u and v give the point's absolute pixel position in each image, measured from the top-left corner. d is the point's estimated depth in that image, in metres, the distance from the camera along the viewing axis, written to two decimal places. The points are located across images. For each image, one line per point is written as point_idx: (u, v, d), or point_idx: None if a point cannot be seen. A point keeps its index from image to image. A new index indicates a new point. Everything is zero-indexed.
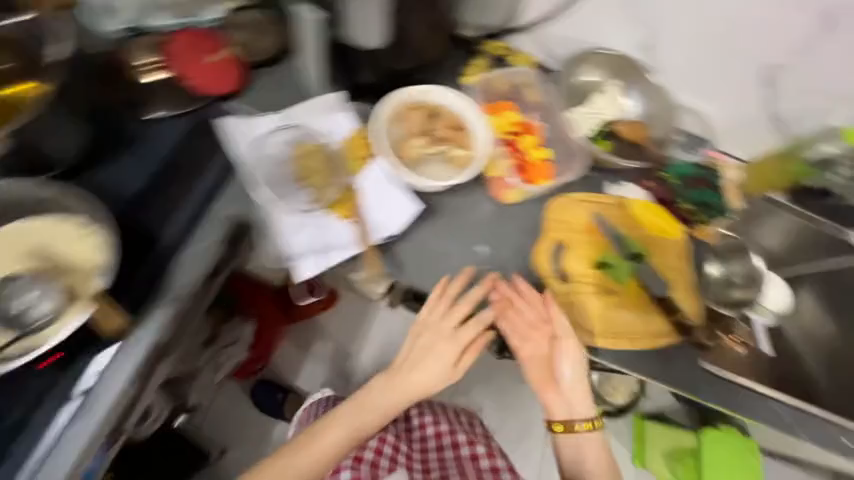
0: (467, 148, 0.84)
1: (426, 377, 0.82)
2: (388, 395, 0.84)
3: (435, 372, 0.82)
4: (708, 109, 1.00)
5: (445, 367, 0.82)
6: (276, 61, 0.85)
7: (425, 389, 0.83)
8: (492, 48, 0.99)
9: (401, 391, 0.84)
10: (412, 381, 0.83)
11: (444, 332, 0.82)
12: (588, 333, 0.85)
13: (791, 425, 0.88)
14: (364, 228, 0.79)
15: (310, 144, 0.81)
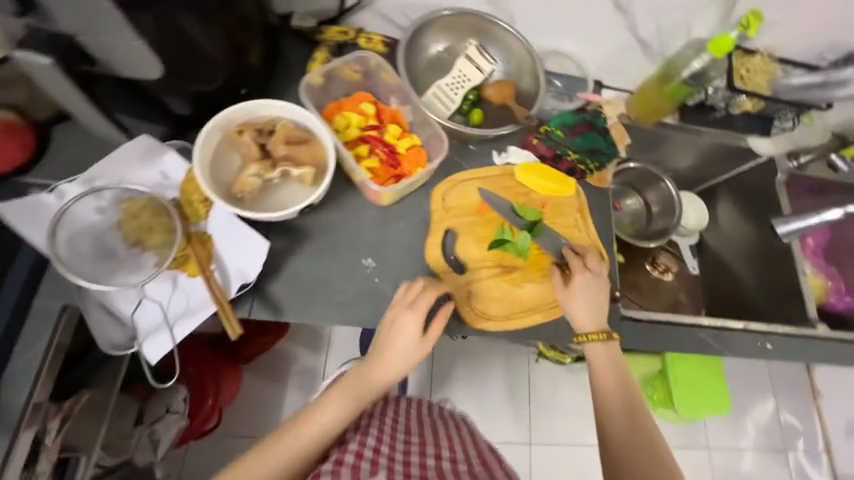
0: (309, 164, 0.71)
1: (402, 353, 0.70)
2: (371, 369, 0.70)
3: (408, 347, 0.70)
4: (575, 49, 0.96)
5: (412, 339, 0.69)
6: (60, 120, 0.73)
7: (405, 363, 0.70)
8: (332, 36, 0.89)
9: (379, 370, 0.70)
10: (392, 360, 0.70)
11: (399, 321, 0.71)
12: (478, 323, 0.79)
13: (723, 341, 0.90)
14: (224, 276, 0.70)
15: (135, 201, 0.71)
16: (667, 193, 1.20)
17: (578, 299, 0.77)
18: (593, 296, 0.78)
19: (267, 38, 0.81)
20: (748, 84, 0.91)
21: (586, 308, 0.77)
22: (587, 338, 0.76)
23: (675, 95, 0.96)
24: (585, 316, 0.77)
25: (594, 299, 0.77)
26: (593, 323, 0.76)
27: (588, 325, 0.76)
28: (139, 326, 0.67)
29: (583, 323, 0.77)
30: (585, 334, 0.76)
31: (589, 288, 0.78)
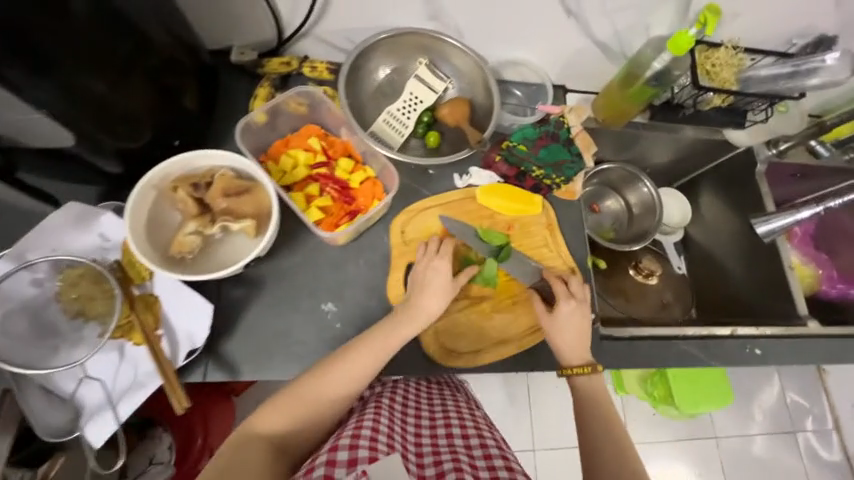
0: (251, 216, 0.67)
1: (441, 288, 0.73)
2: (412, 316, 0.70)
3: (444, 283, 0.73)
4: (533, 57, 0.90)
5: (445, 280, 0.73)
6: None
7: (444, 299, 0.72)
8: (273, 68, 0.84)
9: (420, 309, 0.71)
10: (433, 298, 0.72)
11: (393, 324, 0.70)
12: (449, 360, 0.76)
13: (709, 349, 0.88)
14: (172, 343, 0.66)
15: (69, 274, 0.66)
16: (647, 195, 1.14)
17: (565, 327, 0.75)
18: (579, 324, 0.75)
19: (203, 80, 0.76)
20: (715, 80, 0.87)
21: (572, 337, 0.74)
22: (573, 371, 0.73)
23: (639, 97, 0.91)
24: (569, 347, 0.74)
25: (579, 329, 0.75)
26: (579, 355, 0.74)
27: (573, 358, 0.74)
28: (87, 404, 0.63)
29: (568, 356, 0.74)
30: (569, 367, 0.73)
31: (574, 318, 0.75)
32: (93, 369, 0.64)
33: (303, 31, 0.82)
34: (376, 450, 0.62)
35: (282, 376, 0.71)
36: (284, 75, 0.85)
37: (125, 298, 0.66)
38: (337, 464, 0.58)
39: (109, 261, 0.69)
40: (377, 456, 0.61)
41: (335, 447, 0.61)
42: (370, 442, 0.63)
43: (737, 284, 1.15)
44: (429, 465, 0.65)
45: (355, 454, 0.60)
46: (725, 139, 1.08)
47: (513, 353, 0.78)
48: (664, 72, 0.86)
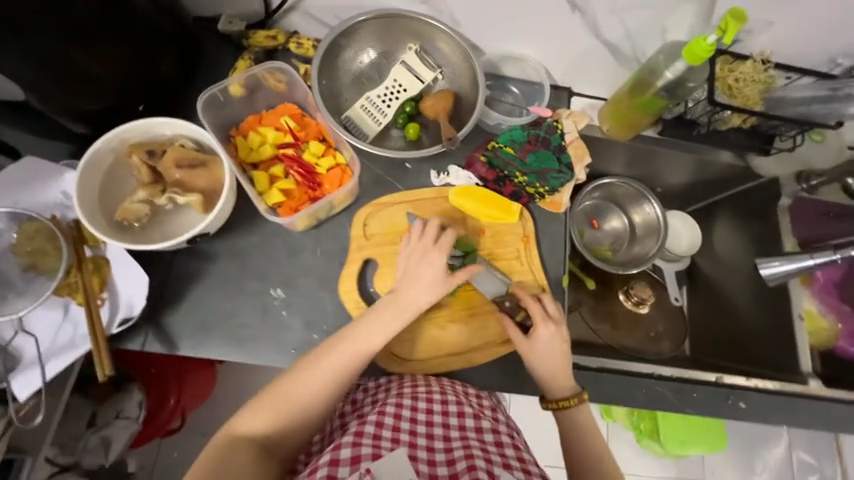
0: (200, 192, 0.66)
1: (429, 271, 0.70)
2: (397, 303, 0.68)
3: (432, 270, 0.70)
4: (533, 53, 0.83)
5: (435, 269, 0.70)
6: None
7: (431, 287, 0.69)
8: (255, 39, 0.80)
9: (406, 297, 0.69)
10: (417, 286, 0.69)
11: (386, 313, 0.68)
12: (386, 362, 0.74)
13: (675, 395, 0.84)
14: (113, 308, 0.66)
15: (30, 225, 0.66)
16: (652, 216, 1.02)
17: (543, 355, 0.71)
18: (557, 352, 0.72)
19: (180, 47, 0.74)
20: (736, 98, 0.78)
21: (551, 367, 0.71)
22: (558, 404, 0.71)
23: (648, 108, 0.83)
24: (551, 379, 0.72)
25: (558, 357, 0.72)
26: (563, 387, 0.72)
27: (558, 391, 0.72)
28: (25, 356, 0.64)
29: (553, 388, 0.72)
30: (554, 401, 0.72)
31: (550, 345, 0.71)
32: (36, 323, 0.65)
33: (290, 4, 0.78)
34: (381, 445, 0.60)
35: (221, 356, 0.70)
36: (269, 49, 0.81)
37: (74, 258, 0.66)
38: (340, 464, 0.57)
39: (68, 219, 0.68)
40: (381, 453, 0.60)
41: (338, 445, 0.60)
42: (374, 436, 0.61)
43: (746, 328, 1.03)
44: (439, 451, 0.62)
45: (357, 451, 0.59)
46: (746, 165, 0.98)
47: (461, 367, 0.75)
48: (678, 84, 0.78)
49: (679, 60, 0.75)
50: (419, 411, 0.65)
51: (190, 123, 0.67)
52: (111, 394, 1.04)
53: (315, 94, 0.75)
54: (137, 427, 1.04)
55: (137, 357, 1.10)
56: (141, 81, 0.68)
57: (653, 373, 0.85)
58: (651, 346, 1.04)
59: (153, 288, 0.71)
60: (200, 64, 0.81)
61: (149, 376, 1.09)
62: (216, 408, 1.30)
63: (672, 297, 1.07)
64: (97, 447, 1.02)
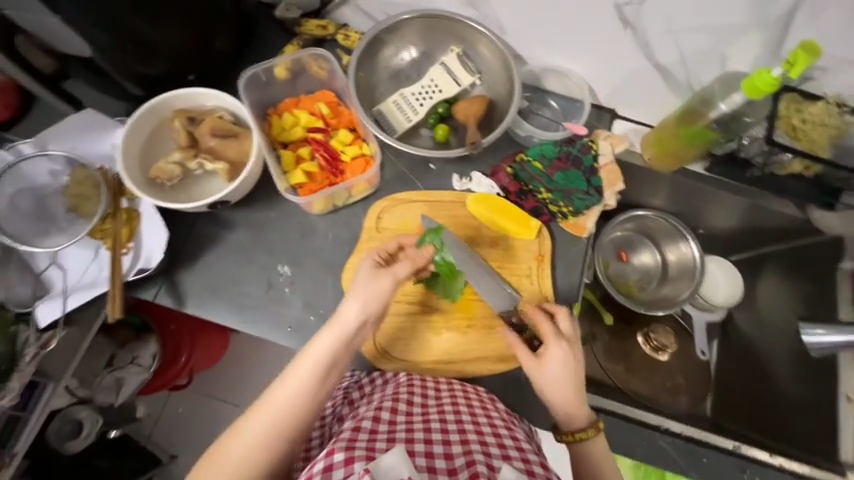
0: (229, 161, 0.71)
1: (368, 286, 0.64)
2: (333, 326, 0.62)
3: (373, 285, 0.64)
4: (578, 69, 0.80)
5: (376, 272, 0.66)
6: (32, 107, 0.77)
7: (368, 304, 0.64)
8: (308, 28, 0.84)
9: (339, 318, 0.63)
10: (353, 302, 0.63)
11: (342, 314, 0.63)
12: (376, 358, 0.73)
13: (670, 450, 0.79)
14: (133, 259, 0.71)
15: (79, 170, 0.73)
16: (688, 255, 0.95)
17: (551, 378, 0.63)
18: (571, 375, 0.63)
19: (238, 28, 0.79)
20: (800, 140, 0.71)
21: (561, 393, 0.63)
22: (574, 437, 0.63)
23: (697, 140, 0.78)
24: (564, 407, 0.63)
25: (571, 382, 0.63)
26: (579, 417, 0.63)
27: (573, 422, 0.63)
28: (54, 287, 0.70)
29: (567, 417, 0.64)
30: (567, 433, 0.64)
31: (560, 368, 0.63)
32: (70, 260, 0.71)
33: None
34: (376, 447, 0.56)
35: (222, 320, 0.74)
36: (318, 38, 0.84)
37: (111, 207, 0.72)
38: (335, 467, 0.52)
39: (113, 171, 0.74)
40: (375, 455, 0.55)
41: (331, 450, 0.55)
42: (369, 439, 0.57)
43: (778, 399, 0.92)
44: (437, 445, 0.58)
45: (352, 454, 0.54)
46: (808, 219, 0.88)
47: (450, 376, 0.73)
48: (733, 118, 0.72)
49: (737, 92, 0.69)
50: (413, 412, 0.63)
51: (228, 95, 0.72)
52: (131, 339, 1.11)
53: (350, 84, 0.77)
54: (148, 375, 1.09)
55: (160, 310, 1.17)
56: (196, 54, 0.73)
57: (660, 426, 0.80)
58: (668, 397, 0.95)
59: (174, 246, 0.76)
60: (254, 46, 0.86)
61: (167, 330, 1.16)
62: (222, 373, 1.36)
63: (700, 351, 0.97)
64: (110, 387, 1.07)
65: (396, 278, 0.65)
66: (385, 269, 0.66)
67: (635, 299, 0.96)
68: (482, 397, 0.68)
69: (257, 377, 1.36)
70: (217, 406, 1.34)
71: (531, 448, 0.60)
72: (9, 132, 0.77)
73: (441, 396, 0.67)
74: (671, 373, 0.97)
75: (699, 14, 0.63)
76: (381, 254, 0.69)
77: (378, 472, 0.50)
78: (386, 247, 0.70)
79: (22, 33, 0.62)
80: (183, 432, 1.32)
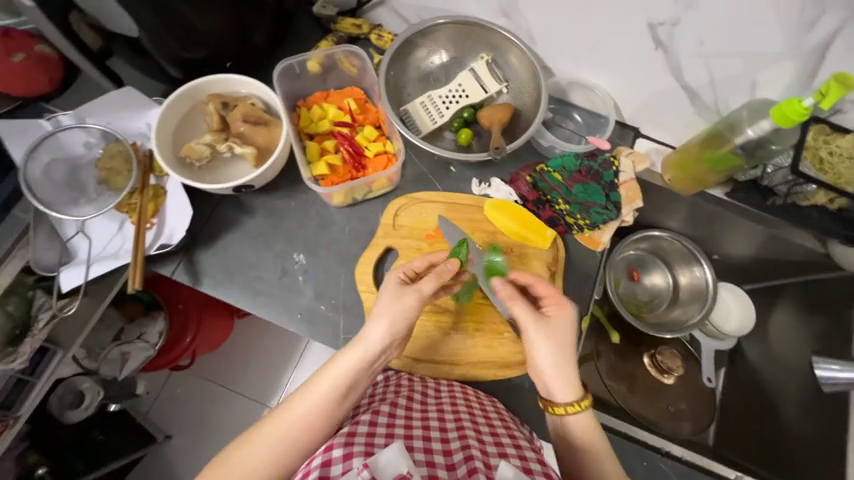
0: (257, 147, 0.73)
1: (395, 308, 0.62)
2: (357, 345, 0.61)
3: (399, 306, 0.62)
4: (606, 85, 0.80)
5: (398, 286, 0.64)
6: (72, 83, 0.80)
7: (395, 327, 0.62)
8: (343, 25, 0.85)
9: (363, 337, 0.61)
10: (379, 322, 0.62)
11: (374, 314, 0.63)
12: None
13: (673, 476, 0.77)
14: (156, 235, 0.73)
15: (114, 144, 0.75)
16: (702, 280, 0.94)
17: (548, 339, 0.62)
18: (566, 338, 0.63)
19: (278, 21, 0.82)
20: (827, 173, 0.70)
21: (555, 357, 0.62)
22: (565, 409, 0.60)
23: (720, 166, 0.77)
24: (557, 376, 0.61)
25: (567, 346, 0.63)
26: (571, 388, 0.61)
27: (565, 393, 0.60)
28: (78, 255, 0.72)
29: (557, 389, 0.61)
30: (557, 405, 0.61)
31: (557, 330, 0.63)
32: (97, 230, 0.74)
33: None
34: (375, 442, 0.56)
35: (235, 302, 0.75)
36: (352, 36, 0.87)
37: (139, 182, 0.74)
38: (333, 463, 0.52)
39: (145, 148, 0.77)
40: (374, 451, 0.55)
41: (330, 445, 0.54)
42: (368, 434, 0.57)
43: (787, 434, 0.89)
44: (437, 453, 0.57)
45: (350, 450, 0.54)
46: (826, 253, 0.86)
47: (453, 378, 0.73)
48: (759, 145, 0.72)
49: (765, 119, 0.69)
50: (413, 409, 0.64)
51: (263, 84, 0.75)
52: (140, 315, 1.12)
53: (380, 82, 0.79)
54: (152, 353, 1.10)
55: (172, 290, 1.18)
56: (236, 42, 0.76)
57: (662, 448, 0.79)
58: (671, 423, 0.92)
59: (195, 225, 0.77)
60: (290, 38, 0.88)
61: (175, 310, 1.15)
62: (223, 358, 1.37)
63: (705, 379, 0.96)
64: (114, 360, 1.09)
65: (422, 297, 0.63)
66: (409, 286, 0.64)
67: (643, 319, 0.96)
68: (482, 400, 0.69)
69: (258, 365, 1.37)
70: (216, 390, 1.34)
71: (528, 447, 0.61)
72: (50, 103, 0.79)
73: (441, 396, 0.68)
74: (675, 398, 0.95)
75: (731, 40, 0.63)
76: (408, 272, 0.67)
77: (378, 470, 0.48)
78: (413, 265, 0.68)
79: (75, 10, 0.63)
80: (179, 414, 1.33)
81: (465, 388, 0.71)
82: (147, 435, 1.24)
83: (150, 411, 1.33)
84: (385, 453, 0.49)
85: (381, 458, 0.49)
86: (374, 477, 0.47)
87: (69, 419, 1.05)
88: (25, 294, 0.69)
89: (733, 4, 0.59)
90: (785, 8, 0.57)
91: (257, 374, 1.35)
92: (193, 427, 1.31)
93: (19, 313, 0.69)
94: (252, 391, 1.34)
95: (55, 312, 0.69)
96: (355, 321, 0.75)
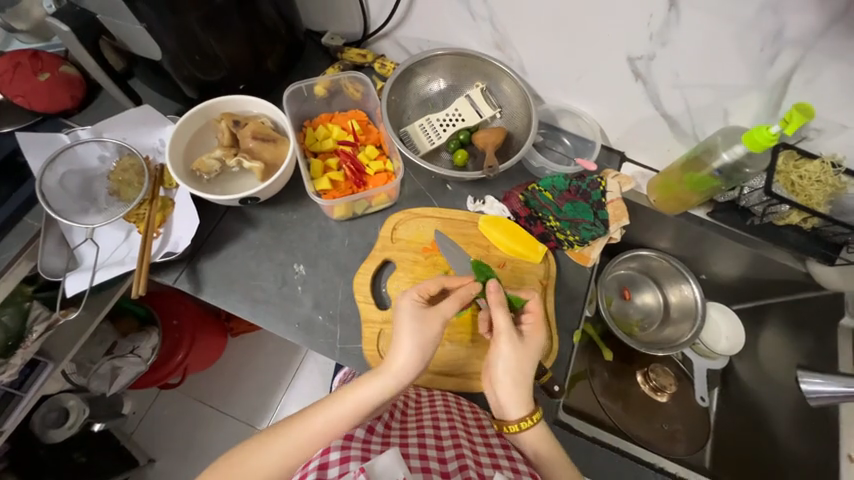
0: (263, 162, 0.78)
1: (430, 337, 0.62)
2: (385, 373, 0.59)
3: (425, 331, 0.62)
4: (592, 112, 0.86)
5: (423, 315, 0.63)
6: (93, 102, 0.86)
7: (421, 353, 0.61)
8: (348, 54, 0.92)
9: (390, 364, 0.60)
10: (403, 349, 0.60)
11: (407, 332, 0.61)
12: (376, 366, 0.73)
13: None
14: (162, 243, 0.76)
15: (128, 157, 0.79)
16: (691, 299, 0.97)
17: (514, 353, 0.63)
18: (530, 357, 0.64)
19: (290, 50, 0.89)
20: (798, 194, 0.75)
21: (509, 374, 0.63)
22: (516, 426, 0.61)
23: (700, 187, 0.82)
24: (513, 393, 0.62)
25: (530, 362, 0.64)
26: (521, 405, 0.62)
27: (516, 410, 0.62)
28: (85, 262, 0.74)
29: (508, 406, 0.63)
30: (510, 423, 0.62)
31: (528, 346, 0.65)
32: (105, 238, 0.76)
33: (383, 32, 0.90)
34: (371, 448, 0.57)
35: (235, 311, 0.77)
36: (357, 64, 0.93)
37: (148, 193, 0.76)
38: (330, 465, 0.52)
39: (157, 162, 0.81)
40: (370, 456, 0.55)
41: (327, 448, 0.55)
42: (364, 440, 0.57)
43: (784, 456, 0.89)
44: (433, 461, 0.58)
45: (347, 453, 0.54)
46: (806, 272, 0.89)
47: (447, 389, 0.74)
48: (735, 169, 0.77)
49: (739, 144, 0.74)
50: (408, 419, 0.66)
51: (265, 104, 0.80)
52: (134, 330, 1.10)
53: (383, 105, 0.84)
54: (144, 368, 1.06)
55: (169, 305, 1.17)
56: (251, 69, 0.82)
57: (656, 464, 0.79)
58: (666, 444, 0.92)
59: (199, 236, 0.80)
60: (299, 66, 0.95)
61: (170, 326, 1.13)
62: (215, 376, 1.35)
63: (699, 398, 0.98)
64: (105, 375, 1.05)
65: (445, 318, 0.64)
66: (430, 310, 0.63)
67: (636, 338, 0.97)
68: (476, 411, 0.69)
69: (250, 385, 1.34)
70: (207, 412, 1.31)
71: (521, 459, 0.61)
72: (70, 119, 0.84)
73: (434, 406, 0.68)
74: (669, 418, 0.95)
75: (702, 71, 0.69)
76: (422, 294, 0.66)
77: (374, 473, 0.47)
78: (428, 288, 0.67)
79: (105, 35, 0.70)
80: (166, 436, 1.29)
81: (458, 399, 0.71)
82: (130, 459, 1.19)
83: (135, 432, 1.29)
84: (381, 458, 0.48)
85: (378, 464, 0.48)
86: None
87: (52, 439, 1.00)
88: (22, 305, 0.72)
89: (702, 41, 0.65)
90: (746, 45, 0.64)
91: (249, 394, 1.33)
92: (179, 449, 1.27)
93: (15, 325, 0.70)
94: (242, 412, 1.31)
95: (56, 318, 0.71)
96: (352, 331, 0.76)
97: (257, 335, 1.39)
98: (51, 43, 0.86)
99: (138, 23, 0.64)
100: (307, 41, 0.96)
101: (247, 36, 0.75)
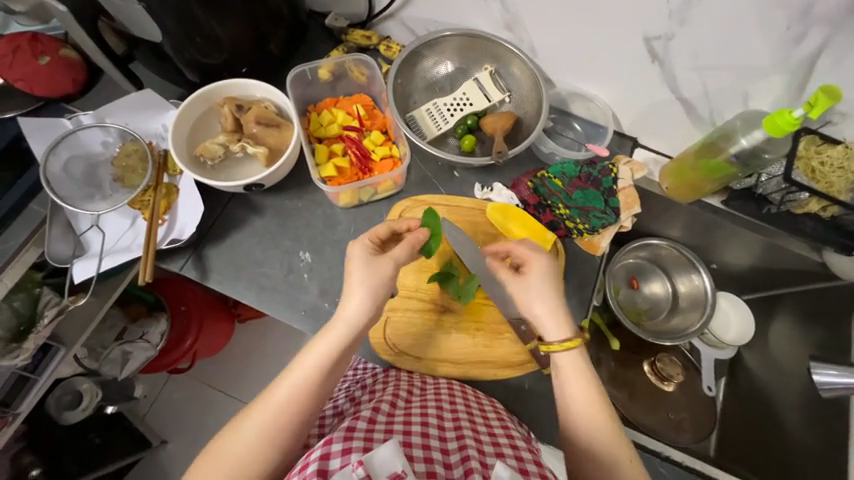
0: (267, 146, 0.76)
1: (380, 280, 0.63)
2: (338, 323, 0.61)
3: (375, 275, 0.63)
4: (606, 96, 0.84)
5: (372, 262, 0.64)
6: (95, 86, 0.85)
7: (371, 296, 0.62)
8: (352, 36, 0.89)
9: (342, 313, 0.62)
10: (354, 295, 0.62)
11: (354, 278, 0.63)
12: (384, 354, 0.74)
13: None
14: (168, 230, 0.76)
15: (132, 143, 0.78)
16: (700, 288, 0.95)
17: (531, 283, 0.67)
18: (548, 280, 0.67)
19: (292, 32, 0.86)
20: (818, 182, 0.73)
21: (538, 302, 0.65)
22: (556, 346, 0.62)
23: (715, 174, 0.80)
24: (547, 318, 0.64)
25: (549, 287, 0.66)
26: (559, 326, 0.64)
27: (555, 330, 0.64)
28: (91, 248, 0.74)
29: (547, 329, 0.64)
30: (551, 343, 0.63)
31: (536, 274, 0.67)
32: (110, 225, 0.76)
33: (389, 12, 0.87)
34: (373, 437, 0.56)
35: (242, 297, 0.77)
36: (362, 47, 0.90)
37: (153, 180, 0.75)
38: (332, 456, 0.52)
39: (160, 147, 0.80)
40: (372, 446, 0.55)
41: (329, 440, 0.54)
42: (367, 430, 0.57)
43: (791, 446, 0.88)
44: (436, 452, 0.56)
45: (349, 445, 0.54)
46: (822, 262, 0.86)
47: (453, 377, 0.74)
48: (753, 154, 0.75)
49: (758, 129, 0.72)
50: (412, 405, 0.65)
51: (265, 86, 0.78)
52: (143, 316, 1.10)
53: (388, 89, 0.82)
54: (153, 353, 1.07)
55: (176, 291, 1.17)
56: (253, 51, 0.79)
57: (662, 453, 0.80)
58: (671, 432, 0.92)
59: (204, 223, 0.80)
60: (302, 49, 0.92)
61: (178, 311, 1.13)
62: (224, 362, 1.37)
63: (705, 387, 0.96)
64: (116, 360, 1.06)
65: (397, 261, 0.65)
66: (382, 256, 0.65)
67: (642, 326, 0.97)
68: (480, 399, 0.69)
69: (257, 370, 1.36)
70: (216, 396, 1.33)
71: (525, 448, 0.61)
72: (72, 104, 0.83)
73: (439, 394, 0.68)
74: (676, 407, 0.95)
75: (723, 51, 0.66)
76: (373, 239, 0.67)
77: (374, 469, 0.47)
78: (378, 234, 0.68)
79: (103, 16, 0.68)
80: (177, 418, 1.32)
81: (464, 387, 0.71)
82: (143, 439, 1.22)
83: (147, 414, 1.32)
84: (381, 449, 0.48)
85: (377, 456, 0.48)
86: (369, 474, 0.46)
87: (67, 420, 1.03)
88: (32, 291, 0.72)
89: (724, 17, 0.62)
90: (771, 23, 0.60)
91: (257, 379, 1.35)
92: (189, 431, 1.30)
93: (25, 310, 0.71)
94: (250, 396, 1.33)
95: (64, 305, 0.71)
96: None
97: (263, 321, 1.40)
98: (49, 26, 0.84)
99: (137, 3, 0.62)
100: (310, 23, 0.93)
101: (249, 17, 0.72)
